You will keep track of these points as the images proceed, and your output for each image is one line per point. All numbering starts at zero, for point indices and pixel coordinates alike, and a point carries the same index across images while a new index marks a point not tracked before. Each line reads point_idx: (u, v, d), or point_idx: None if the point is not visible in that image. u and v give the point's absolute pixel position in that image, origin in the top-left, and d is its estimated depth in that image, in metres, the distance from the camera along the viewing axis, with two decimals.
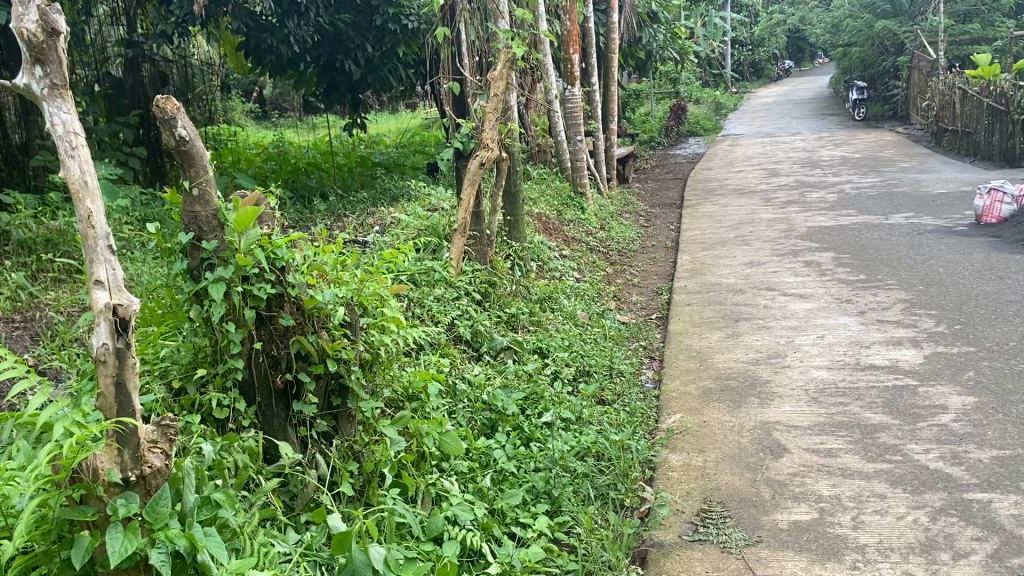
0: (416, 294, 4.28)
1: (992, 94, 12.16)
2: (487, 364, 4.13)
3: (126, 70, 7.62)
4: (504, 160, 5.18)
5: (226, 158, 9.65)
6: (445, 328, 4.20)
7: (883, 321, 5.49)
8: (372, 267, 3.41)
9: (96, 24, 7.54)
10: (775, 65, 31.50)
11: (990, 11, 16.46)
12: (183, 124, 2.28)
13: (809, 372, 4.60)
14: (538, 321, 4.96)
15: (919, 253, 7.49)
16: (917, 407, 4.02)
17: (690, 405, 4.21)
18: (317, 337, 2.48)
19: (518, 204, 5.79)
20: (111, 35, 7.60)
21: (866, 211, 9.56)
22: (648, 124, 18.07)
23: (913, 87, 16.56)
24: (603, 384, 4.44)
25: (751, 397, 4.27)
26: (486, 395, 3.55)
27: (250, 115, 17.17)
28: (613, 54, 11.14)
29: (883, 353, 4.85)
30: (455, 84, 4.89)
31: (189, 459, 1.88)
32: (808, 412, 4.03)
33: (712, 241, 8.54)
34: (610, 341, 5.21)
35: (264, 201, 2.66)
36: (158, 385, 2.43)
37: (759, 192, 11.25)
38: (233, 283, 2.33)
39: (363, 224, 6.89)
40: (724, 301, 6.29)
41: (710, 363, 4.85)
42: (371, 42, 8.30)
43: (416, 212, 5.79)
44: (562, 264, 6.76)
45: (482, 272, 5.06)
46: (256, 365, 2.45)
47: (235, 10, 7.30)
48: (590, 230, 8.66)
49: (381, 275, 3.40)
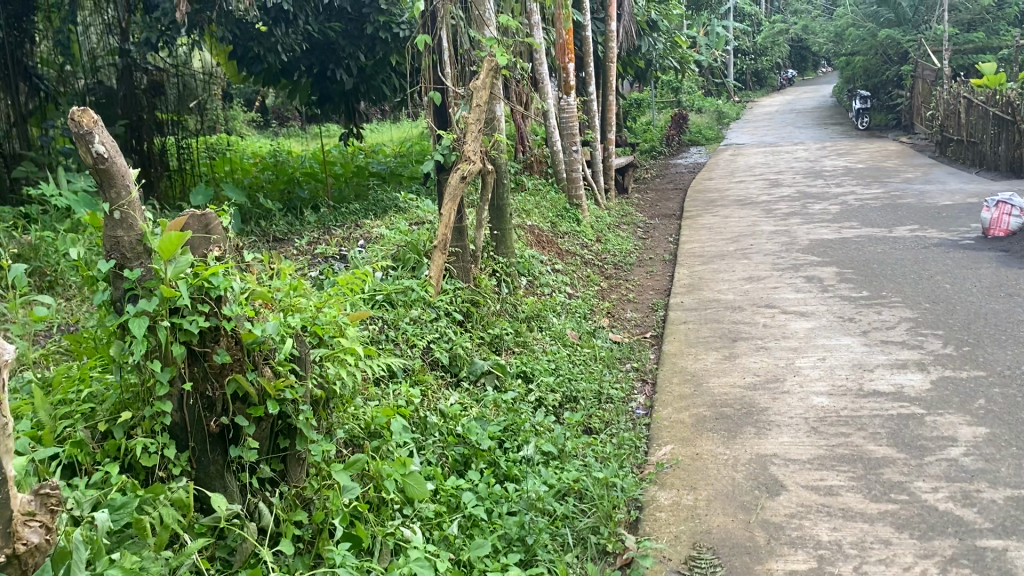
0: (390, 316, 4.02)
1: (998, 104, 11.92)
2: (465, 391, 3.87)
3: (119, 79, 7.45)
4: (488, 172, 4.92)
5: (222, 169, 9.49)
6: (421, 353, 3.94)
7: (888, 342, 5.23)
8: (331, 292, 3.16)
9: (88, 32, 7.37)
10: (778, 74, 31.32)
11: (994, 19, 16.25)
12: (102, 139, 2.01)
13: (809, 399, 4.33)
14: (523, 342, 4.72)
15: (924, 268, 7.23)
16: (924, 438, 3.75)
17: (682, 435, 3.95)
18: (258, 376, 2.24)
19: (506, 218, 5.53)
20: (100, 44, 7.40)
21: (870, 223, 9.30)
22: (649, 134, 17.84)
23: (916, 96, 16.31)
24: (590, 411, 4.19)
25: (747, 427, 4.01)
26: (460, 427, 3.31)
27: (250, 124, 17.01)
28: (612, 63, 10.90)
29: (887, 378, 4.59)
30: (435, 93, 4.63)
31: (78, 532, 1.72)
32: (807, 444, 3.77)
33: (712, 255, 8.29)
34: (600, 363, 4.96)
35: (196, 222, 2.47)
36: (81, 428, 2.18)
37: (760, 203, 11.00)
38: (161, 317, 2.08)
39: (350, 238, 6.66)
40: (722, 320, 6.03)
41: (705, 388, 4.59)
42: (363, 51, 8.02)
43: (399, 228, 5.56)
44: (554, 279, 6.51)
45: (464, 290, 4.78)
46: (188, 407, 2.20)
47: (218, 17, 7.07)
48: (586, 243, 8.42)
49: (341, 302, 3.16)
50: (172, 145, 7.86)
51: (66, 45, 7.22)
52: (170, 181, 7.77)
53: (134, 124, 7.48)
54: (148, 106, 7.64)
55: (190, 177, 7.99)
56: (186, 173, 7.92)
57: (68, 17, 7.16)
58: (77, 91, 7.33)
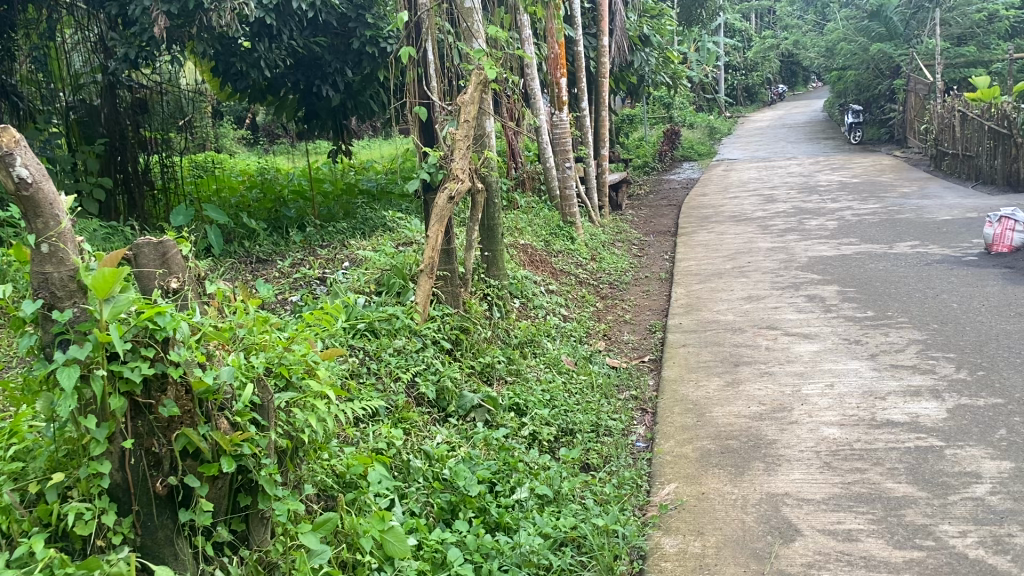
0: (372, 347, 3.76)
1: (993, 117, 11.73)
2: (454, 427, 3.61)
3: (101, 96, 7.17)
4: (479, 191, 4.67)
5: (207, 188, 9.25)
6: (406, 387, 3.66)
7: (898, 366, 4.98)
8: (304, 327, 2.90)
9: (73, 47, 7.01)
10: (768, 89, 31.27)
11: (985, 33, 16.11)
12: (25, 162, 1.81)
13: (820, 430, 4.07)
14: (516, 370, 4.45)
15: (929, 286, 7.00)
16: (945, 475, 3.49)
17: (686, 472, 3.69)
18: (212, 429, 1.98)
19: (496, 239, 5.27)
20: (82, 60, 7.05)
21: (869, 239, 9.08)
22: (642, 149, 17.63)
23: (909, 110, 16.17)
24: (587, 446, 3.92)
25: (755, 462, 3.75)
26: (447, 470, 3.04)
27: (241, 142, 16.74)
28: (604, 78, 10.68)
29: (900, 407, 4.32)
30: (420, 109, 4.35)
31: None
32: (821, 482, 3.51)
33: (708, 273, 8.05)
34: (597, 392, 4.68)
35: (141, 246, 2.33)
36: (6, 491, 1.90)
37: (755, 219, 10.78)
38: (97, 365, 1.82)
39: (333, 260, 6.41)
40: (722, 342, 5.77)
41: (708, 418, 4.33)
42: (350, 66, 7.75)
43: (385, 251, 5.31)
44: (548, 300, 6.26)
45: (453, 316, 4.50)
46: (131, 463, 1.93)
47: (199, 32, 6.70)
48: (580, 261, 8.17)
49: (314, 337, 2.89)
50: (155, 163, 7.60)
51: (43, 61, 6.98)
52: (153, 199, 7.54)
53: (117, 144, 7.23)
54: (133, 123, 7.40)
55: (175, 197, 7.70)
56: (170, 191, 7.65)
57: (45, 33, 6.89)
58: (58, 108, 7.06)
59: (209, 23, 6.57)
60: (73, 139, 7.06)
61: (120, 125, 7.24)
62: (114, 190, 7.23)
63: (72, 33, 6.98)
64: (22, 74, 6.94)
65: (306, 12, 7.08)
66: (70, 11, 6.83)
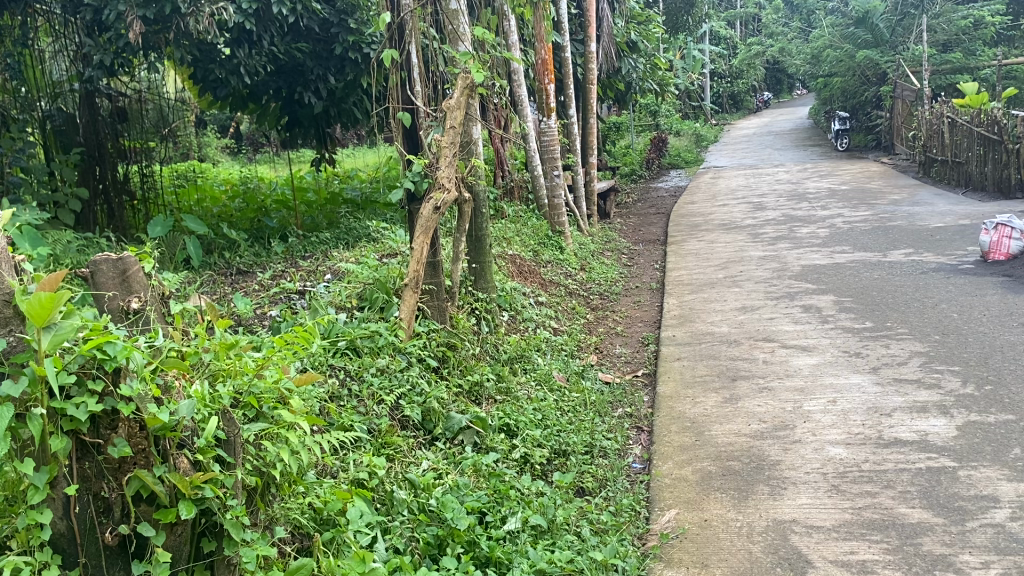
0: (353, 366, 3.55)
1: (983, 123, 11.60)
2: (441, 450, 3.40)
3: (81, 105, 7.00)
4: (465, 201, 4.48)
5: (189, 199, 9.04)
6: (389, 410, 3.45)
7: (901, 381, 4.80)
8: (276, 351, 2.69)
9: (54, 58, 6.74)
10: (753, 97, 31.20)
11: (971, 39, 16.02)
12: None
13: (825, 450, 3.88)
14: (507, 389, 4.24)
15: (927, 296, 6.83)
16: (961, 499, 3.31)
17: (687, 497, 3.49)
18: (169, 471, 1.77)
19: (484, 250, 5.06)
20: (61, 69, 6.79)
21: (862, 247, 8.91)
22: (628, 157, 17.51)
23: (896, 117, 16.08)
24: (582, 469, 3.73)
25: (760, 485, 3.55)
26: (434, 500, 2.83)
27: (224, 151, 16.51)
28: (591, 85, 10.51)
29: (907, 424, 4.13)
30: (404, 115, 4.13)
31: None
32: (830, 506, 3.32)
33: (700, 283, 7.87)
34: (590, 410, 4.48)
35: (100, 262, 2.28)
36: None
37: (746, 227, 10.62)
38: (37, 403, 1.62)
39: (315, 272, 6.19)
40: (718, 356, 5.58)
41: (708, 437, 4.13)
42: (333, 72, 7.60)
43: (368, 263, 5.08)
44: (537, 313, 6.06)
45: (439, 332, 4.28)
46: (78, 508, 1.73)
47: (176, 38, 6.48)
48: (569, 271, 7.98)
49: (287, 363, 2.68)
50: (135, 172, 7.38)
51: (18, 68, 6.58)
52: (133, 210, 7.37)
53: (95, 154, 7.05)
54: (112, 132, 7.22)
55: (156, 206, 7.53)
56: (150, 202, 7.47)
57: (20, 40, 6.49)
58: (36, 116, 6.75)
59: (186, 29, 6.34)
60: (51, 149, 6.81)
61: (98, 136, 7.09)
62: (93, 201, 7.05)
63: (51, 42, 6.67)
64: None
65: (287, 16, 6.88)
66: (47, 19, 6.49)
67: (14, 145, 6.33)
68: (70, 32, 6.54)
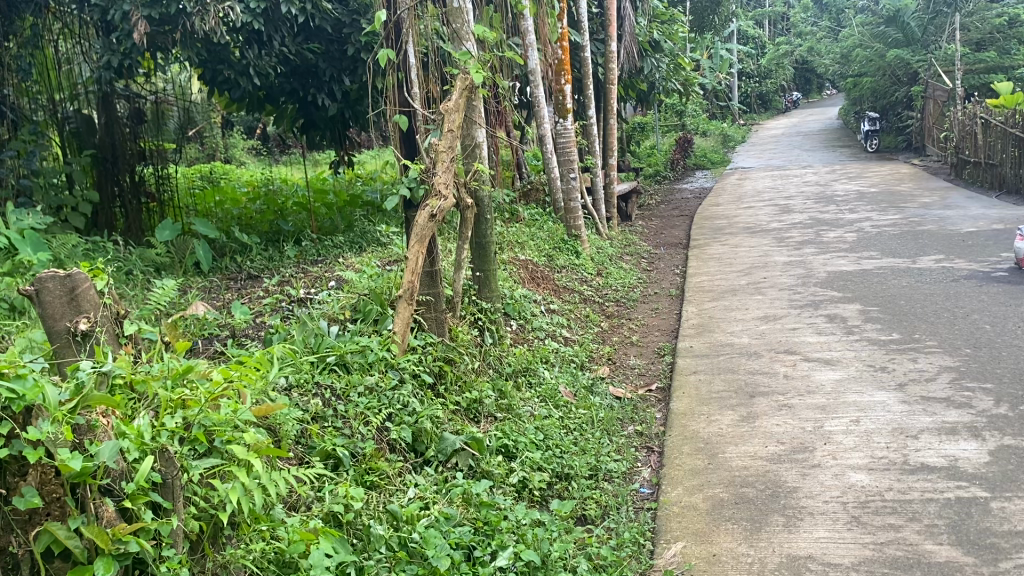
0: (341, 385, 3.34)
1: (1017, 124, 11.22)
2: (430, 475, 3.19)
3: (99, 107, 6.77)
4: (468, 207, 4.26)
5: (209, 200, 8.92)
6: (376, 433, 3.23)
7: (929, 399, 4.52)
8: (234, 376, 2.51)
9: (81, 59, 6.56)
10: (783, 97, 30.74)
11: (1005, 38, 15.58)
12: None
13: (846, 476, 3.62)
14: (508, 406, 4.04)
15: (958, 305, 6.52)
16: (994, 535, 3.05)
17: (696, 528, 3.26)
18: (85, 522, 1.81)
19: (489, 257, 4.83)
20: (82, 70, 6.62)
21: (890, 253, 8.60)
22: (653, 158, 17.22)
23: (927, 117, 15.68)
24: (584, 494, 3.51)
25: (774, 515, 3.31)
26: (416, 534, 2.61)
27: (250, 152, 16.41)
28: (612, 85, 10.25)
29: (936, 448, 3.86)
30: (401, 117, 3.91)
31: None
32: (848, 541, 3.08)
33: (722, 290, 7.60)
34: (597, 429, 4.25)
35: (51, 279, 2.10)
36: None
37: (771, 231, 10.31)
38: None
39: (319, 279, 6.01)
40: (736, 369, 5.32)
41: (721, 460, 3.89)
42: (347, 73, 7.38)
43: (370, 271, 4.87)
44: (548, 322, 5.84)
45: (436, 347, 4.06)
46: None
47: (184, 40, 6.27)
48: (585, 277, 7.74)
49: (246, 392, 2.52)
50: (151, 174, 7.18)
51: (31, 70, 6.33)
52: (149, 212, 7.14)
53: (109, 155, 6.84)
54: (132, 134, 7.00)
55: (174, 209, 7.34)
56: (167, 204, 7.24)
57: (31, 41, 6.29)
58: (55, 118, 6.55)
59: (193, 29, 6.15)
60: (66, 151, 6.64)
61: (113, 138, 6.87)
62: (110, 204, 6.87)
63: (72, 44, 6.52)
64: (14, 86, 6.28)
65: (298, 16, 6.69)
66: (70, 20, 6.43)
67: (25, 148, 6.11)
68: (87, 36, 6.46)
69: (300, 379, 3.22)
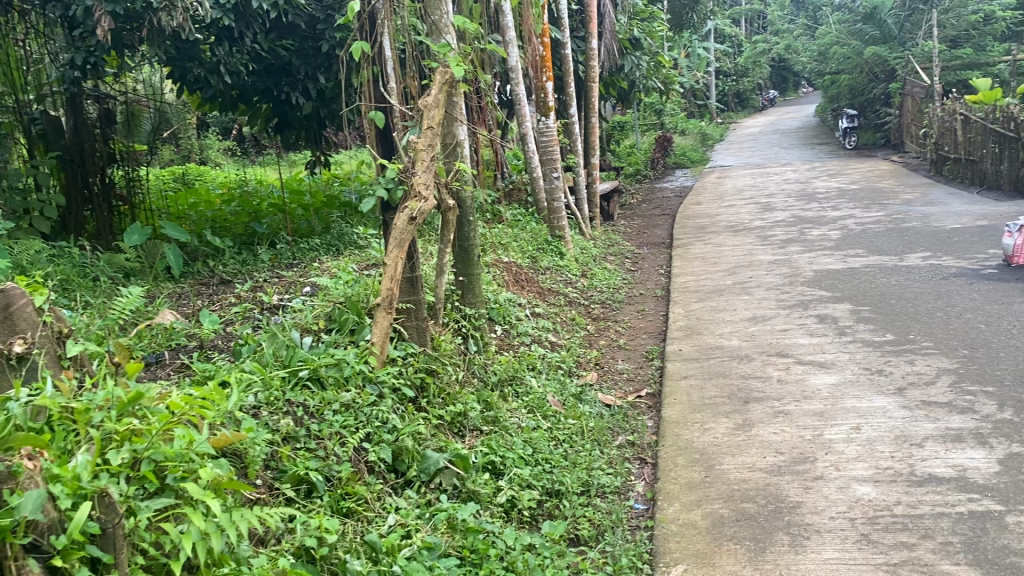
0: (314, 400, 3.12)
1: (998, 120, 11.11)
2: (411, 497, 2.98)
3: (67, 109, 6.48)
4: (450, 210, 4.05)
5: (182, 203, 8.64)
6: (353, 454, 3.00)
7: (931, 404, 4.34)
8: (190, 399, 2.29)
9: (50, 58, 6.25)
10: (759, 95, 30.66)
11: (981, 35, 15.50)
12: None
13: (851, 488, 3.43)
14: (494, 418, 3.82)
15: (949, 304, 6.36)
16: (1013, 553, 2.87)
17: (697, 548, 3.06)
18: None
19: (471, 261, 4.61)
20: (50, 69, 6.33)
21: (876, 251, 8.44)
22: (634, 157, 17.03)
23: (906, 114, 15.60)
24: (575, 514, 3.30)
25: (779, 534, 3.12)
26: (397, 567, 2.40)
27: (225, 154, 16.06)
28: (593, 82, 10.06)
29: (942, 457, 3.68)
30: (377, 113, 3.64)
31: None
32: (860, 562, 2.89)
33: (708, 290, 7.42)
34: (587, 440, 4.05)
35: None
36: None
37: (754, 229, 10.16)
38: None
39: (293, 284, 5.76)
40: (728, 374, 5.12)
41: (719, 472, 3.69)
42: (321, 71, 7.11)
43: (346, 277, 4.64)
44: (533, 327, 5.62)
45: (418, 357, 3.83)
46: None
47: (152, 37, 5.98)
48: (570, 278, 7.54)
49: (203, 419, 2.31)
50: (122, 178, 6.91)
51: None
52: (121, 216, 6.84)
53: (77, 158, 6.54)
54: (103, 137, 6.75)
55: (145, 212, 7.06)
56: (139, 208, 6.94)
57: None
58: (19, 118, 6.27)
59: (161, 26, 5.82)
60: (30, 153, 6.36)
61: (81, 140, 6.57)
62: (82, 207, 6.55)
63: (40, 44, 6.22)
64: None
65: (269, 12, 6.42)
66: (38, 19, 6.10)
67: None
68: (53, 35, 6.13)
69: (270, 397, 3.01)
